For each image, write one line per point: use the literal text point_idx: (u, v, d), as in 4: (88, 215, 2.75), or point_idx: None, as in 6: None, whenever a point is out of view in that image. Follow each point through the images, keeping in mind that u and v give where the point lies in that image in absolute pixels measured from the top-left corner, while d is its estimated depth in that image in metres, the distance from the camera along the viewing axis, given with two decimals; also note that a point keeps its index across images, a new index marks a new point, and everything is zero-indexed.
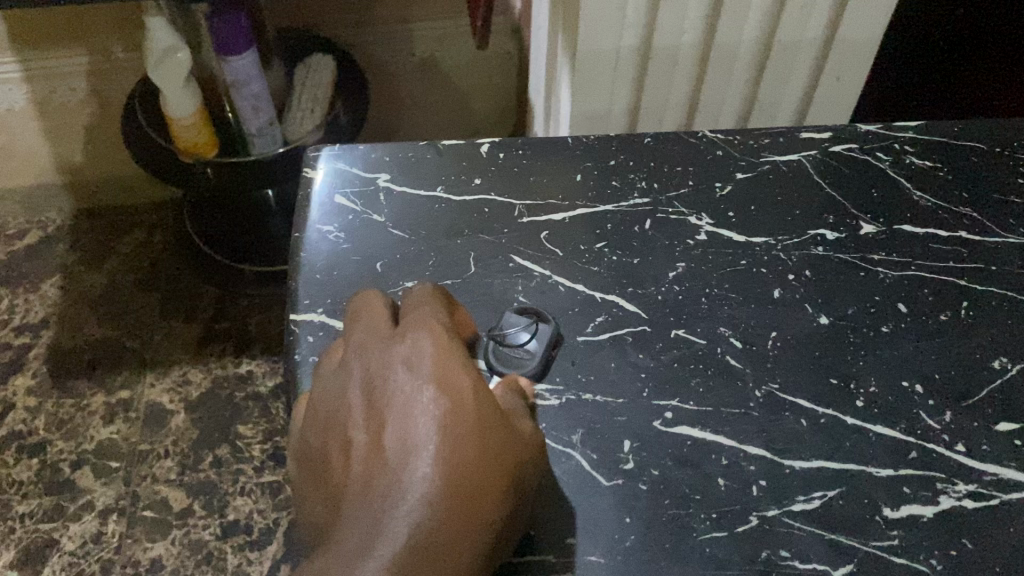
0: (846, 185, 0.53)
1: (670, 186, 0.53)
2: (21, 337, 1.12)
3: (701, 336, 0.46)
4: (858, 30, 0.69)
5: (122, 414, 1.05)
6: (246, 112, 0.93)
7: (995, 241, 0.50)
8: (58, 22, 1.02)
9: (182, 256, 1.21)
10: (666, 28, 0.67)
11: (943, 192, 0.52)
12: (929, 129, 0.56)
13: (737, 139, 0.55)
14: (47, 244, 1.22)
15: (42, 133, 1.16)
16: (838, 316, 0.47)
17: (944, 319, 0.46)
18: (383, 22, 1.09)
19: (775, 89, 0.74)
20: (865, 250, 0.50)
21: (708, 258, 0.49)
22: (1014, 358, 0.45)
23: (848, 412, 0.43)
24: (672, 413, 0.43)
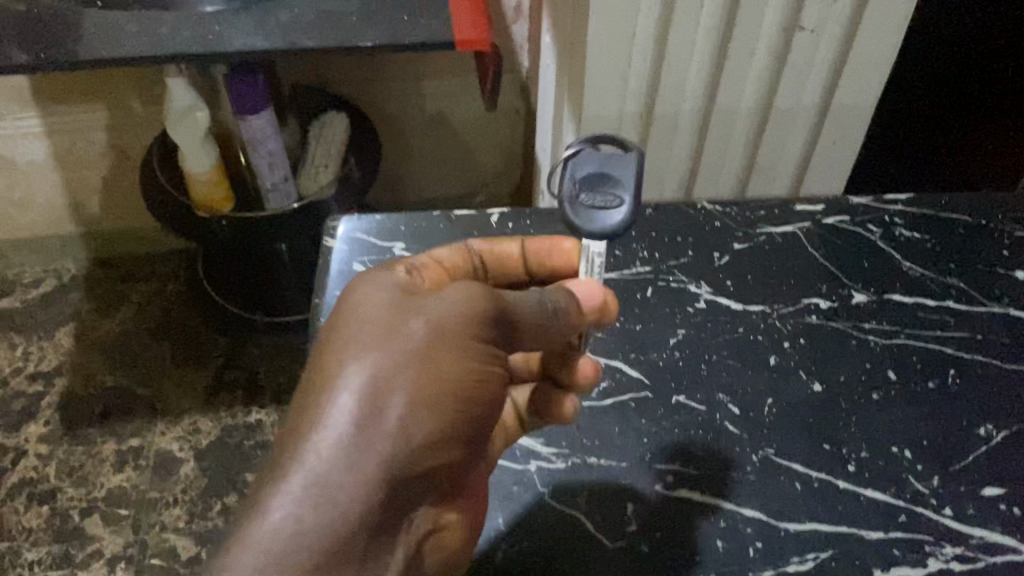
0: (838, 255, 0.55)
1: (670, 255, 0.55)
2: (34, 384, 1.13)
3: (701, 402, 0.48)
4: (853, 98, 0.71)
5: (133, 461, 1.06)
6: (262, 169, 0.95)
7: (982, 310, 0.52)
8: (80, 79, 1.05)
9: (195, 306, 1.23)
10: (668, 96, 0.70)
11: (931, 262, 0.55)
12: (917, 202, 0.58)
13: (734, 211, 0.58)
14: (62, 293, 1.24)
15: (60, 185, 1.18)
16: (832, 383, 0.48)
17: (932, 387, 0.48)
18: (396, 80, 1.12)
19: (774, 151, 0.76)
20: (857, 319, 0.52)
21: (707, 325, 0.51)
22: (999, 426, 0.47)
23: (840, 476, 0.45)
24: (673, 477, 0.45)
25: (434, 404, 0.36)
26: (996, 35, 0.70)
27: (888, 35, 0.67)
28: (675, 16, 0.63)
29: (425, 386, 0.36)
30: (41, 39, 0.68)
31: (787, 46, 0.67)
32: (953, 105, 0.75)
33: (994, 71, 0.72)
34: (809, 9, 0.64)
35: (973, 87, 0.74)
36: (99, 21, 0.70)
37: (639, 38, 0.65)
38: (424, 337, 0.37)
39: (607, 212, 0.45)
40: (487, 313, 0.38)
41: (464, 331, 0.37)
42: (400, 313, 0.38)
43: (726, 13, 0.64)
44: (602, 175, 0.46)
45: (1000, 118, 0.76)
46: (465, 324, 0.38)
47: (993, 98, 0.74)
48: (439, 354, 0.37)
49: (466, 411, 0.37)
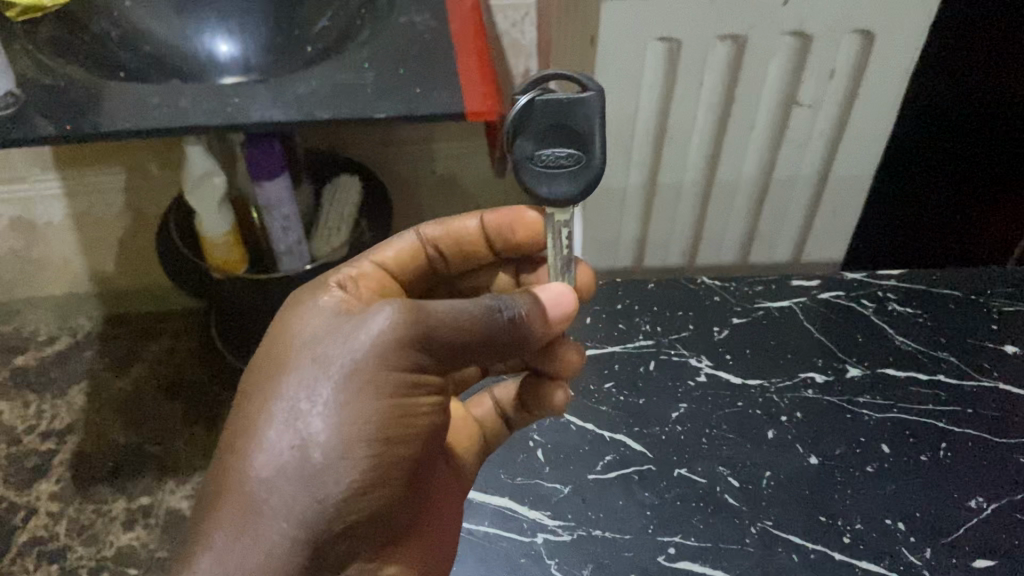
0: (833, 330, 0.57)
1: (671, 329, 0.57)
2: (46, 442, 1.14)
3: (701, 475, 0.49)
4: (853, 170, 0.72)
5: (142, 520, 1.07)
6: (276, 232, 0.97)
7: (973, 384, 0.53)
8: (101, 150, 1.09)
9: (207, 364, 1.25)
10: (669, 168, 0.72)
11: (923, 337, 0.56)
12: (909, 278, 0.60)
13: (733, 286, 0.61)
14: (76, 350, 1.26)
15: (78, 244, 1.21)
16: (828, 456, 0.50)
17: (925, 460, 0.50)
18: (407, 143, 1.15)
19: (774, 222, 0.77)
20: (852, 393, 0.53)
21: (707, 399, 0.53)
22: (989, 497, 0.48)
23: (836, 548, 0.46)
24: (675, 549, 0.46)
25: (352, 438, 0.39)
26: (988, 111, 0.71)
27: (886, 111, 0.67)
28: (675, 93, 0.66)
29: (342, 422, 0.40)
30: (68, 111, 0.68)
31: (785, 121, 0.68)
32: (946, 175, 0.77)
33: (987, 143, 0.74)
34: (806, 86, 0.65)
35: (966, 158, 0.75)
36: (120, 95, 0.71)
37: (641, 112, 0.68)
38: (341, 375, 0.40)
39: (560, 174, 0.44)
40: (406, 338, 0.41)
41: (383, 362, 0.40)
42: (325, 346, 0.41)
43: (725, 90, 0.66)
44: (554, 125, 0.44)
45: (992, 187, 0.77)
46: (383, 355, 0.40)
47: (986, 168, 0.76)
48: (357, 389, 0.40)
49: (394, 439, 0.40)
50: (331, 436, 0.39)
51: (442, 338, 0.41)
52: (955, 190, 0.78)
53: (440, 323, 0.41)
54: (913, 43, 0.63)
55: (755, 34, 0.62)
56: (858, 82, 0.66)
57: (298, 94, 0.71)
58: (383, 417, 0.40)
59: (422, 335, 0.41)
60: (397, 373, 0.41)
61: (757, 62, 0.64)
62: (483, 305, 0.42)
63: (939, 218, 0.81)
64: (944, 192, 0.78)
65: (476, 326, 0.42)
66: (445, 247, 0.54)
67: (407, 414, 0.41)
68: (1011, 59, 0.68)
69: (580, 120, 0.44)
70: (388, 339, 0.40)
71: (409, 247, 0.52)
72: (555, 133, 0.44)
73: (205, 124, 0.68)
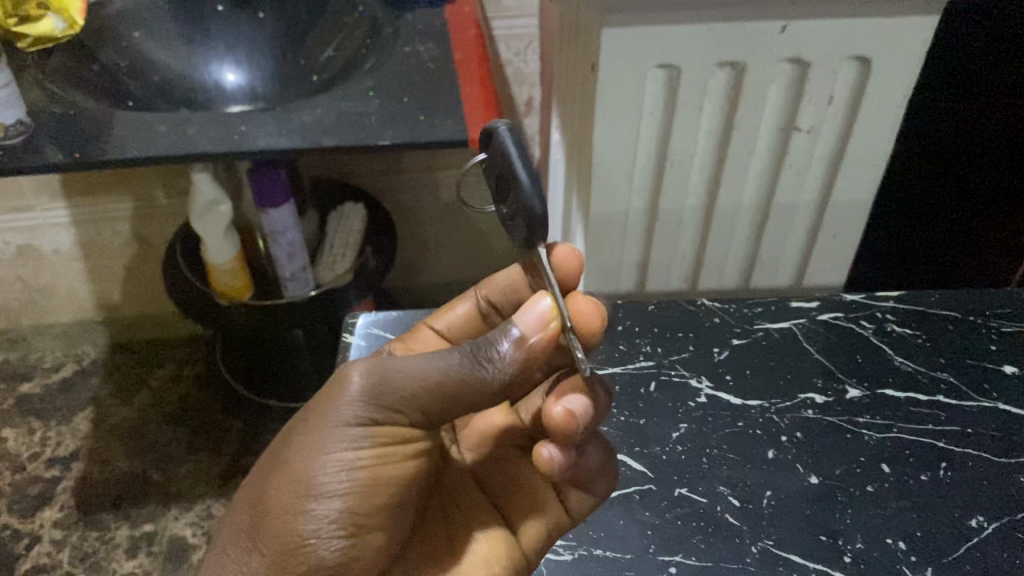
0: (833, 351, 0.57)
1: (672, 350, 0.58)
2: (50, 470, 1.15)
3: (702, 494, 0.49)
4: (852, 195, 0.73)
5: (145, 547, 1.07)
6: (281, 259, 0.98)
7: (972, 404, 0.54)
8: (107, 178, 1.08)
9: (212, 392, 1.25)
10: (670, 193, 0.73)
11: (923, 358, 0.57)
12: (908, 300, 0.61)
13: (733, 308, 0.61)
14: (81, 378, 1.26)
15: (84, 273, 1.21)
16: (828, 476, 0.50)
17: (925, 479, 0.50)
18: (412, 171, 1.16)
19: (775, 247, 0.78)
20: (852, 413, 0.53)
21: (708, 419, 0.53)
22: (990, 517, 0.48)
23: (837, 567, 0.46)
24: (676, 568, 0.46)
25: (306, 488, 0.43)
26: (984, 134, 0.72)
27: (883, 139, 0.68)
28: (675, 121, 0.67)
29: (298, 474, 0.43)
30: (77, 139, 0.69)
31: (784, 148, 0.69)
32: (944, 197, 0.77)
33: (983, 165, 0.74)
34: (805, 114, 0.66)
35: (963, 181, 0.76)
36: (128, 123, 0.71)
37: (642, 139, 0.68)
38: (306, 431, 0.44)
39: (514, 218, 0.46)
40: (360, 395, 0.43)
41: (340, 418, 0.43)
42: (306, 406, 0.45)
43: (724, 117, 0.67)
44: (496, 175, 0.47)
45: (992, 209, 0.77)
46: (339, 411, 0.43)
47: (984, 191, 0.76)
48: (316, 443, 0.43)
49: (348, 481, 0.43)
50: (289, 487, 0.43)
51: (395, 392, 0.43)
52: (954, 212, 0.78)
53: (394, 378, 0.43)
54: (910, 72, 0.64)
55: (754, 61, 0.63)
56: (855, 110, 0.66)
57: (304, 122, 0.72)
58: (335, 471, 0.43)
59: (375, 389, 0.43)
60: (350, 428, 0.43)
61: (757, 90, 0.64)
62: (449, 356, 0.43)
63: (940, 240, 0.81)
64: (942, 214, 0.79)
65: (432, 376, 0.43)
66: (497, 302, 0.56)
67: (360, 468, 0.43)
68: (1005, 82, 0.68)
69: (506, 164, 0.45)
70: (343, 396, 0.43)
71: (461, 317, 0.57)
72: (500, 181, 0.46)
73: (211, 152, 0.69)
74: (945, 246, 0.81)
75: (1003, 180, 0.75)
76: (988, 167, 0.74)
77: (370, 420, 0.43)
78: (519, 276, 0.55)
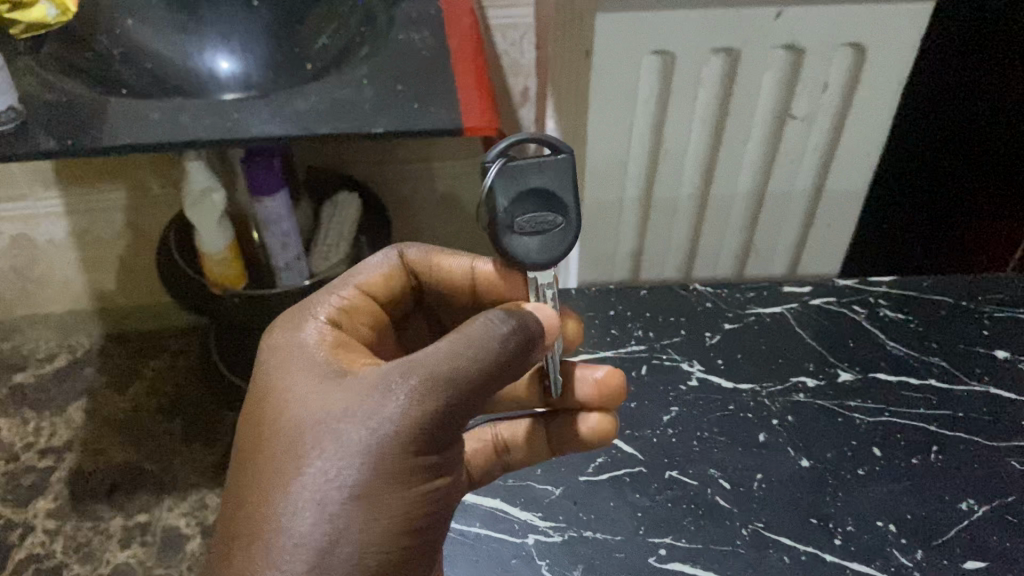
0: (824, 336, 0.57)
1: (663, 335, 0.58)
2: (44, 460, 1.14)
3: (693, 477, 0.49)
4: (846, 184, 0.73)
5: (139, 537, 1.06)
6: (275, 248, 0.97)
7: (963, 388, 0.54)
8: (100, 166, 1.08)
9: (206, 382, 1.25)
10: (665, 181, 0.72)
11: (915, 343, 0.57)
12: (901, 285, 0.61)
13: (725, 293, 0.61)
14: (76, 368, 1.26)
15: (78, 263, 1.21)
16: (819, 459, 0.50)
17: (916, 463, 0.50)
18: (407, 162, 1.16)
19: (769, 236, 0.78)
20: (843, 397, 0.53)
21: (699, 403, 0.53)
22: (980, 500, 0.48)
23: (827, 550, 0.46)
24: (666, 550, 0.46)
25: (381, 525, 0.39)
26: (983, 120, 0.72)
27: (878, 127, 0.68)
28: (670, 108, 0.66)
29: (370, 509, 0.39)
30: (70, 126, 0.68)
31: (779, 136, 0.69)
32: (947, 184, 0.77)
33: (986, 149, 0.74)
34: (799, 102, 0.66)
35: (965, 167, 0.76)
36: (121, 110, 0.71)
37: (637, 127, 0.68)
38: (361, 459, 0.39)
39: (544, 237, 0.45)
40: (424, 417, 0.39)
41: (404, 445, 0.39)
42: (342, 429, 0.39)
43: (719, 104, 0.67)
44: (525, 189, 0.44)
45: (996, 188, 0.77)
46: (401, 436, 0.39)
47: (988, 173, 0.76)
48: (381, 473, 0.39)
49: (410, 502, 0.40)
50: (360, 526, 0.39)
51: (454, 407, 0.40)
52: (958, 198, 0.78)
53: (452, 394, 0.39)
54: (905, 59, 0.64)
55: (748, 49, 0.62)
56: (851, 98, 0.66)
57: (297, 110, 0.71)
58: (406, 499, 0.39)
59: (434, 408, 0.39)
60: (413, 452, 0.39)
61: (751, 76, 0.64)
62: (489, 355, 0.40)
63: (948, 222, 0.81)
64: (945, 199, 0.78)
65: (488, 384, 0.40)
66: (428, 280, 0.54)
67: (427, 493, 0.40)
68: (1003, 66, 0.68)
69: (553, 183, 0.44)
70: (406, 419, 0.39)
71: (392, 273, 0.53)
72: (533, 198, 0.44)
73: (204, 139, 0.69)
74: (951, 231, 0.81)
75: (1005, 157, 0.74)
76: (990, 146, 0.74)
77: (431, 441, 0.40)
78: (467, 271, 0.52)
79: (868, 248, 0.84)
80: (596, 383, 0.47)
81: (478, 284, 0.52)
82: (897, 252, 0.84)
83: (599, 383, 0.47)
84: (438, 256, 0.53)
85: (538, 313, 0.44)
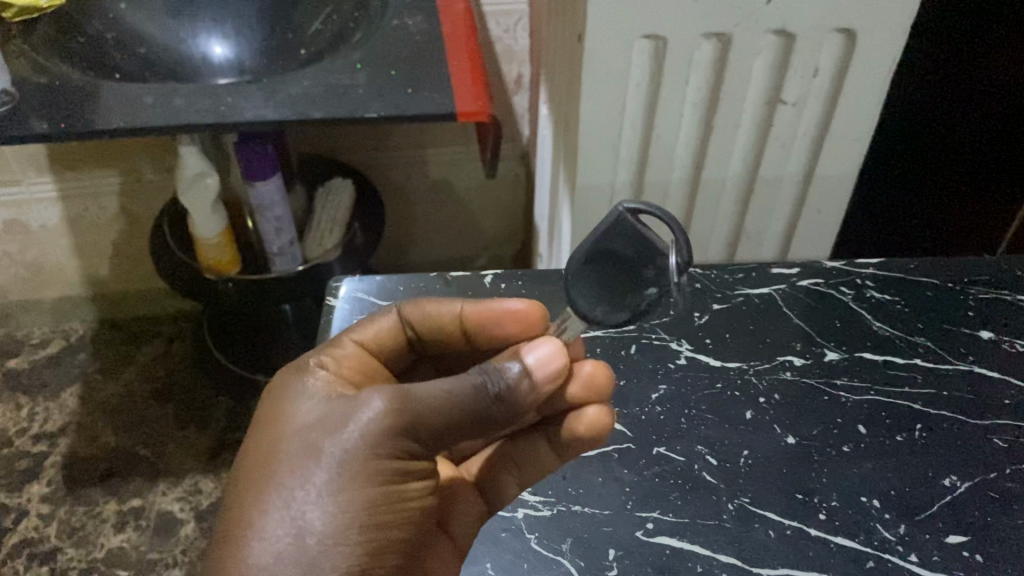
0: (811, 316, 0.58)
1: (653, 314, 0.58)
2: (38, 445, 1.15)
3: (680, 454, 0.50)
4: (835, 169, 0.73)
5: (133, 522, 1.07)
6: (268, 233, 0.97)
7: (948, 367, 0.54)
8: (92, 150, 1.07)
9: (199, 367, 1.25)
10: (657, 167, 0.72)
11: (901, 323, 0.57)
12: (888, 267, 0.61)
13: (715, 274, 0.61)
14: (69, 354, 1.26)
15: (72, 248, 1.20)
16: (805, 436, 0.51)
17: (900, 440, 0.50)
18: (400, 147, 1.16)
19: (760, 221, 0.78)
20: (830, 375, 0.54)
21: (687, 381, 0.54)
22: (962, 476, 0.49)
23: (812, 524, 0.46)
24: (653, 524, 0.47)
25: (344, 529, 0.39)
26: (978, 105, 0.72)
27: (868, 112, 0.69)
28: (661, 91, 0.66)
29: (335, 511, 0.39)
30: (62, 109, 0.68)
31: (769, 121, 0.69)
32: (941, 166, 0.77)
33: (977, 137, 0.74)
34: (790, 86, 0.66)
35: (960, 151, 0.76)
36: (114, 93, 0.71)
37: (628, 110, 0.68)
38: (332, 463, 0.40)
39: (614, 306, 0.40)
40: (397, 426, 0.40)
41: (376, 456, 0.40)
42: (317, 434, 0.40)
43: (711, 88, 0.67)
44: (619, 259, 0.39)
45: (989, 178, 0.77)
46: (372, 444, 0.40)
47: (980, 161, 0.76)
48: (350, 476, 0.40)
49: (384, 521, 0.40)
50: (324, 527, 0.39)
51: (428, 423, 0.41)
52: (953, 183, 0.78)
53: (426, 411, 0.41)
54: (896, 43, 0.64)
55: (739, 33, 0.62)
56: (841, 82, 0.67)
57: (290, 94, 0.71)
58: (373, 507, 0.40)
59: (406, 420, 0.40)
60: (382, 459, 0.40)
61: (741, 61, 0.64)
62: (469, 383, 0.41)
63: (940, 209, 0.81)
64: (936, 185, 0.79)
65: (465, 408, 0.41)
66: (427, 334, 0.50)
67: (394, 503, 0.41)
68: (999, 51, 0.68)
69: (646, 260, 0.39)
70: (378, 428, 0.40)
71: (390, 330, 0.49)
72: (625, 270, 0.39)
73: (198, 123, 0.68)
74: (945, 218, 0.82)
75: (997, 147, 0.75)
76: (980, 135, 0.74)
77: (402, 451, 0.41)
78: (459, 313, 0.50)
79: (860, 228, 0.85)
80: (584, 383, 0.46)
81: (473, 327, 0.50)
82: (887, 234, 0.85)
83: (587, 378, 0.46)
84: (428, 303, 0.50)
85: (540, 354, 0.43)
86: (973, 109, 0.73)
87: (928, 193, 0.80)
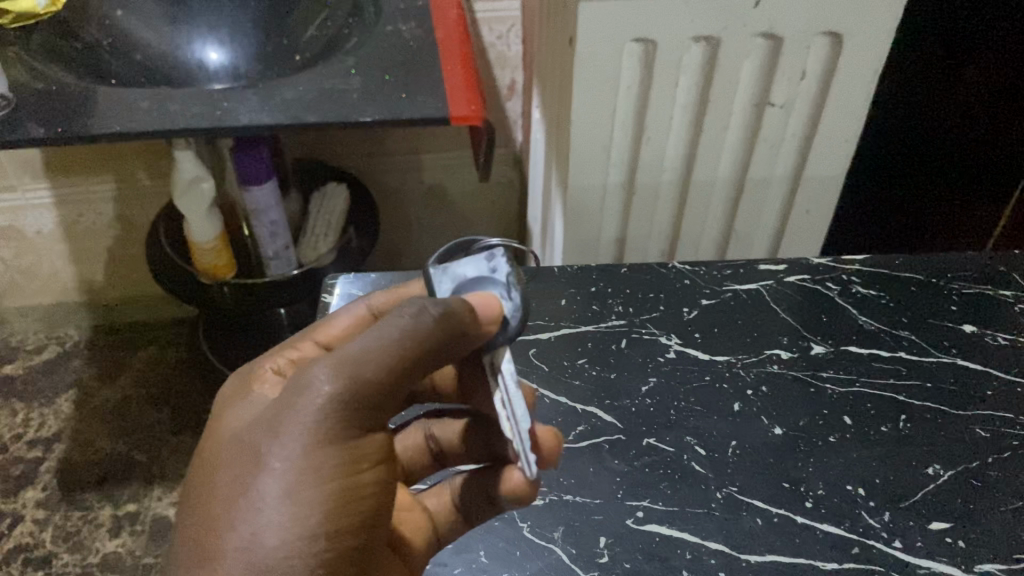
0: (798, 311, 0.59)
1: (643, 310, 0.59)
2: (33, 451, 1.15)
3: (669, 444, 0.51)
4: (823, 168, 0.74)
5: (128, 527, 1.07)
6: (263, 238, 0.98)
7: (932, 359, 0.56)
8: (89, 155, 1.07)
9: (194, 373, 1.25)
10: (647, 168, 0.73)
11: (885, 317, 0.58)
12: (873, 264, 0.62)
13: (703, 270, 0.62)
14: (63, 360, 1.26)
15: (67, 255, 1.21)
16: (792, 427, 0.52)
17: (886, 430, 0.51)
18: (395, 153, 1.17)
19: (750, 220, 0.79)
20: (816, 368, 0.55)
21: (676, 373, 0.55)
22: (946, 465, 0.50)
23: (799, 512, 0.47)
24: (643, 512, 0.47)
25: (294, 539, 0.36)
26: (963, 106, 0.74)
27: (854, 113, 0.69)
28: (653, 93, 0.67)
29: (284, 511, 0.36)
30: (59, 114, 0.68)
31: (758, 123, 0.70)
32: (928, 165, 0.79)
33: (961, 135, 0.76)
34: (777, 89, 0.67)
35: (948, 150, 0.77)
36: (111, 99, 0.71)
37: (619, 114, 0.68)
38: (278, 459, 0.36)
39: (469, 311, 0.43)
40: (340, 395, 0.36)
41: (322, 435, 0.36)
42: (259, 439, 0.37)
43: (700, 91, 0.68)
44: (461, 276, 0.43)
45: (975, 173, 0.78)
46: (320, 425, 0.36)
47: (967, 156, 0.77)
48: (297, 472, 0.36)
49: (344, 506, 0.37)
50: (278, 534, 0.36)
51: (370, 383, 0.37)
52: (942, 181, 0.80)
53: (365, 363, 0.37)
54: (883, 46, 0.65)
55: (728, 36, 0.63)
56: (829, 85, 0.68)
57: (285, 99, 0.72)
58: (331, 500, 0.37)
59: (351, 380, 0.36)
60: (331, 442, 0.37)
61: (731, 64, 0.65)
62: (402, 320, 0.38)
63: (928, 204, 0.82)
64: (923, 182, 0.80)
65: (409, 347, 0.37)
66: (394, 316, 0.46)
67: (351, 495, 0.37)
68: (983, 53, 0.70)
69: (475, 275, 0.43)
70: (316, 398, 0.36)
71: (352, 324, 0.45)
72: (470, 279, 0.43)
73: (195, 127, 0.69)
74: (938, 212, 0.83)
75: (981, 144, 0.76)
76: (963, 133, 0.76)
77: (350, 425, 0.37)
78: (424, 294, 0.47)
79: (850, 223, 0.86)
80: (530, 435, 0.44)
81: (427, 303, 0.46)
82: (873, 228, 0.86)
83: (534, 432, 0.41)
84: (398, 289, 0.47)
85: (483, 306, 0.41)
86: (955, 108, 0.74)
87: (915, 189, 0.81)
